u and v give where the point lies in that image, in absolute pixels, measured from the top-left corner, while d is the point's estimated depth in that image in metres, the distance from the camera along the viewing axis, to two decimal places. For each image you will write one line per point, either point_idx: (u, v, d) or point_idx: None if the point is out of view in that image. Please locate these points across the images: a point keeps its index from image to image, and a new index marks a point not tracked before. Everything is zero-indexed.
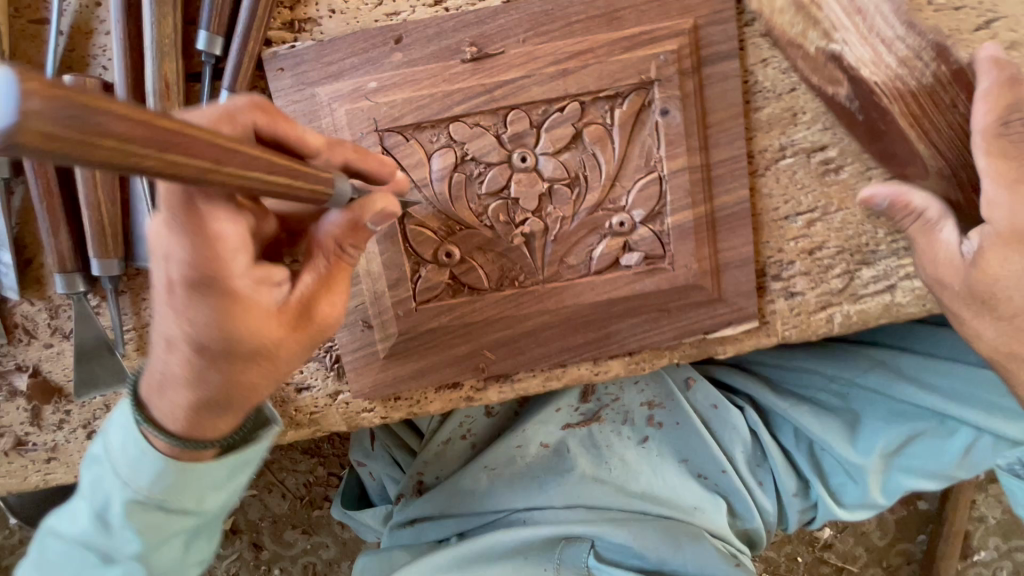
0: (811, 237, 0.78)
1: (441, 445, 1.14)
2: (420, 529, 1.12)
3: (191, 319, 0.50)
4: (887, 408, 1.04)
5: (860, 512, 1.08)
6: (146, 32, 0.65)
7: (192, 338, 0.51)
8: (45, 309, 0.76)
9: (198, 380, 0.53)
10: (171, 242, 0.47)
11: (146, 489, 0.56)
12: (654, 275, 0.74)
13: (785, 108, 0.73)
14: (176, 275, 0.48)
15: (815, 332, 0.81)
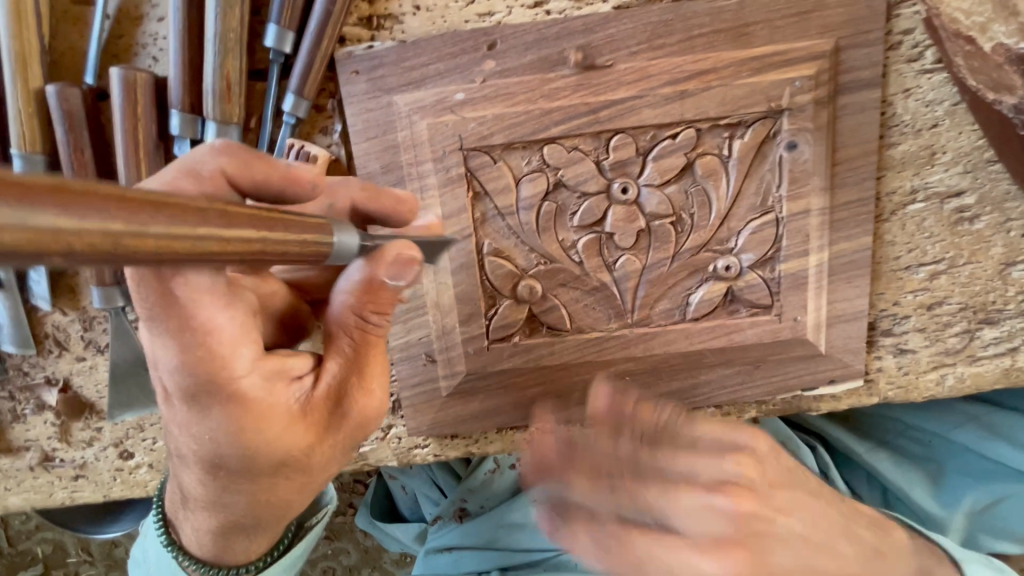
0: (932, 291, 0.69)
1: (488, 473, 1.07)
2: (457, 557, 1.07)
3: (198, 430, 0.48)
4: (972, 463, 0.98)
5: None
6: (208, 23, 0.56)
7: (202, 446, 0.49)
8: (80, 320, 0.69)
9: (213, 480, 0.53)
10: (174, 356, 0.44)
11: None
12: (758, 325, 0.65)
13: (922, 146, 0.64)
14: (182, 392, 0.46)
15: (921, 394, 0.73)
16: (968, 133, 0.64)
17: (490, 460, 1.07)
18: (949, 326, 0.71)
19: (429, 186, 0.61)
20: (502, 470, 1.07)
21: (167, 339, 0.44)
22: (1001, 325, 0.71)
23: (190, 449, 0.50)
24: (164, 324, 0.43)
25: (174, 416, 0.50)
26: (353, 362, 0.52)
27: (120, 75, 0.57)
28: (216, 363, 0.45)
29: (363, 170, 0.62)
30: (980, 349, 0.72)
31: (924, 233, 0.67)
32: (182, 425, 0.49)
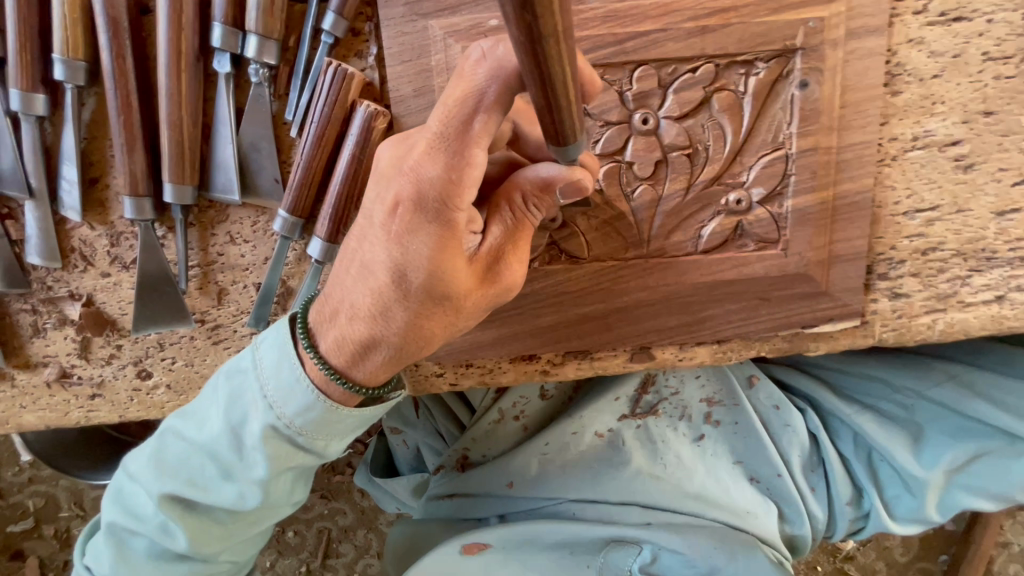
0: (926, 236, 0.74)
1: (492, 423, 1.08)
2: (459, 503, 1.12)
3: (403, 241, 0.51)
4: (953, 423, 1.01)
5: (911, 526, 1.06)
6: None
7: (393, 257, 0.52)
8: (107, 235, 0.70)
9: (376, 306, 0.55)
10: (439, 165, 0.48)
11: (289, 417, 0.58)
12: (765, 259, 0.69)
13: (923, 95, 0.69)
14: (423, 191, 0.50)
15: (913, 337, 0.77)
16: (965, 84, 0.69)
17: (495, 410, 1.08)
18: (941, 272, 0.75)
19: None
20: (505, 421, 1.08)
21: (440, 138, 0.48)
22: (989, 273, 0.75)
23: (383, 258, 0.53)
24: (444, 124, 0.47)
25: (376, 218, 0.53)
26: (522, 234, 0.57)
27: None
28: (465, 182, 0.49)
29: (395, 92, 0.64)
30: (969, 295, 0.76)
31: (922, 180, 0.72)
32: (382, 229, 0.52)
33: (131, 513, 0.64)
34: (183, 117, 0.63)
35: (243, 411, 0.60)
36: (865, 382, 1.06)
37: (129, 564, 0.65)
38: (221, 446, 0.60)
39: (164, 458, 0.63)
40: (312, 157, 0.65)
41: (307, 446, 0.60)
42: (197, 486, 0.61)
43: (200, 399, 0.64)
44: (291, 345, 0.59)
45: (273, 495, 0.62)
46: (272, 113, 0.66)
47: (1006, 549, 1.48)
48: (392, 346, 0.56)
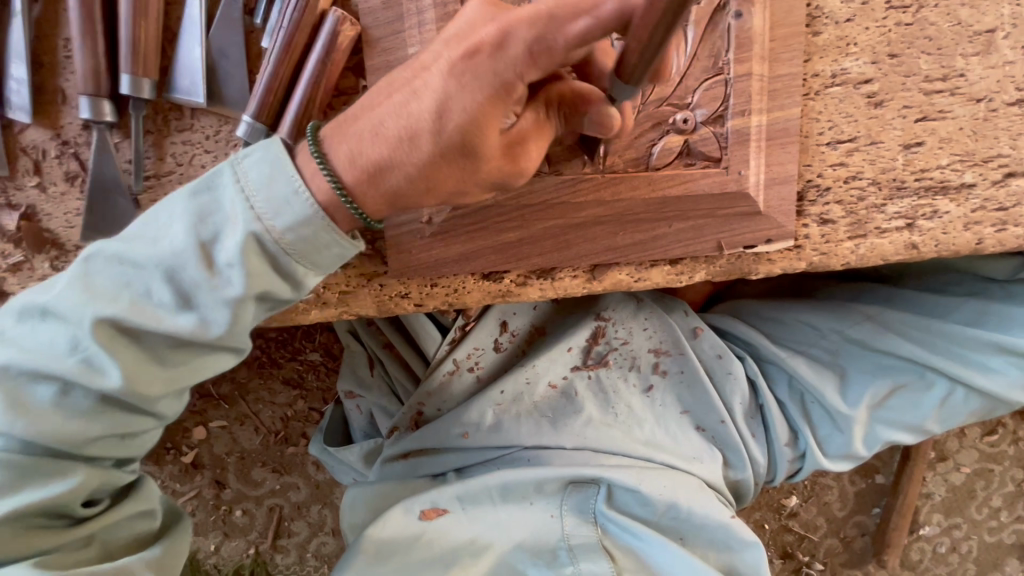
0: (847, 166, 0.83)
1: (446, 376, 1.05)
2: (413, 463, 1.06)
3: (460, 81, 0.58)
4: (873, 361, 1.10)
5: (843, 463, 1.13)
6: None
7: (444, 95, 0.58)
8: (56, 142, 0.68)
9: (405, 133, 0.60)
10: (533, 33, 0.55)
11: (278, 230, 0.61)
12: (709, 176, 0.76)
13: (840, 36, 0.78)
14: (503, 45, 0.56)
15: (840, 261, 0.86)
16: (873, 29, 0.79)
17: (449, 361, 1.05)
18: (861, 200, 0.84)
19: (427, 21, 0.67)
20: (460, 372, 1.05)
21: (546, 19, 0.55)
22: (900, 202, 0.85)
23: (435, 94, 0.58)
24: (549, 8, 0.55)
25: (447, 54, 0.59)
26: (544, 131, 0.65)
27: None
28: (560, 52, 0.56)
29: (366, 4, 0.67)
30: (885, 221, 0.85)
31: (841, 114, 0.81)
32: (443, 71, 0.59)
33: (41, 351, 0.61)
34: (147, 11, 0.63)
35: (218, 226, 0.60)
36: (795, 329, 1.15)
37: (33, 410, 0.62)
38: (182, 263, 0.60)
39: (97, 282, 0.61)
40: (278, 63, 0.65)
41: (287, 270, 0.63)
42: (142, 311, 0.61)
43: (148, 221, 0.63)
44: (287, 156, 0.62)
45: (235, 325, 0.63)
46: (243, 22, 0.67)
47: (929, 499, 1.61)
48: (400, 179, 0.62)
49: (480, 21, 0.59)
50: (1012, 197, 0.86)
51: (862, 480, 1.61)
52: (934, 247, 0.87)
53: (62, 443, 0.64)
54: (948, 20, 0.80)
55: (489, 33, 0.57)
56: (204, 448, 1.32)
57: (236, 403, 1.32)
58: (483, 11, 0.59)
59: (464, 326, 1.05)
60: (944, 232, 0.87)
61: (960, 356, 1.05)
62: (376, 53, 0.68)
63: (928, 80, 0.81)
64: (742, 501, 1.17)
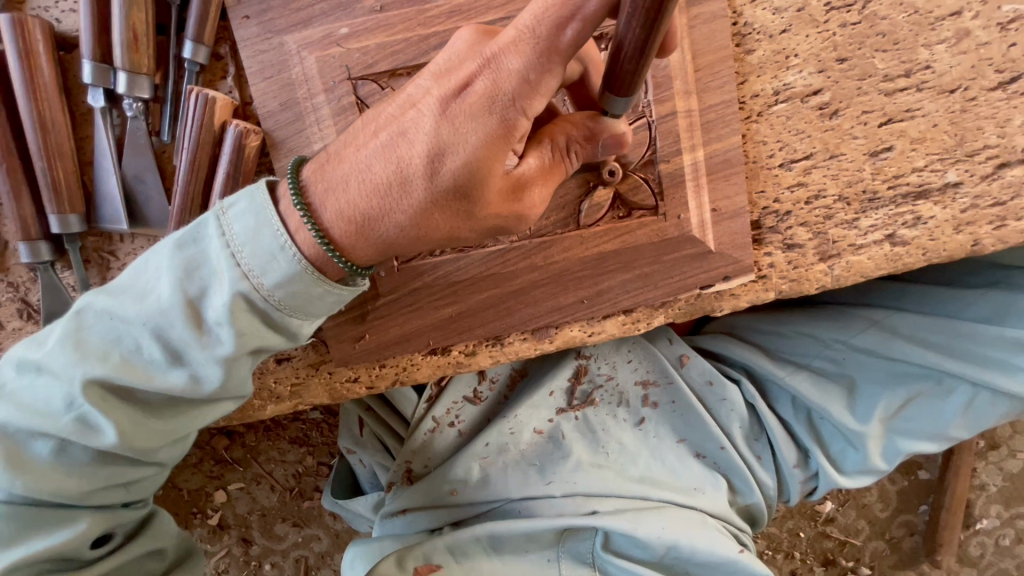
0: (806, 185, 0.76)
1: (428, 433, 1.04)
2: (411, 518, 1.04)
3: (453, 121, 0.54)
4: (886, 370, 1.00)
5: (862, 478, 1.04)
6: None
7: (439, 138, 0.55)
8: (4, 283, 0.71)
9: (395, 180, 0.57)
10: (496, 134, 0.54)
11: (268, 289, 0.57)
12: (647, 225, 0.72)
13: (776, 50, 0.72)
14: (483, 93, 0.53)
15: (813, 285, 0.79)
16: (813, 36, 0.72)
17: (429, 419, 1.04)
18: (828, 218, 0.77)
19: (324, 118, 0.66)
20: (441, 429, 1.04)
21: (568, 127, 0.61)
22: (875, 213, 0.77)
23: (427, 138, 0.55)
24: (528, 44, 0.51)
25: (435, 91, 0.56)
26: (552, 174, 0.62)
27: (9, 20, 0.62)
28: (540, 87, 0.53)
29: (263, 108, 0.66)
30: (859, 238, 0.78)
31: (790, 131, 0.74)
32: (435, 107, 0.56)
33: (36, 408, 0.59)
34: (56, 149, 0.65)
35: (205, 281, 0.58)
36: (796, 340, 1.06)
37: (33, 467, 0.60)
38: (169, 321, 0.58)
39: (84, 339, 0.58)
40: (189, 180, 0.66)
41: (279, 324, 0.60)
42: (133, 369, 0.58)
43: (134, 273, 0.60)
44: (272, 208, 0.58)
45: (229, 380, 0.61)
46: (149, 143, 0.67)
47: (983, 491, 1.49)
48: (394, 230, 0.59)
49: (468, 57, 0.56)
50: (1008, 189, 0.77)
51: (903, 477, 1.51)
52: (923, 256, 0.79)
53: (63, 496, 0.62)
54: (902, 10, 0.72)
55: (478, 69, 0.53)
56: (226, 510, 1.38)
57: (249, 465, 1.37)
58: (471, 45, 0.56)
59: (440, 382, 1.04)
60: (932, 239, 0.78)
61: (977, 356, 0.95)
62: (282, 154, 0.67)
63: (888, 79, 0.73)
64: (756, 525, 1.11)
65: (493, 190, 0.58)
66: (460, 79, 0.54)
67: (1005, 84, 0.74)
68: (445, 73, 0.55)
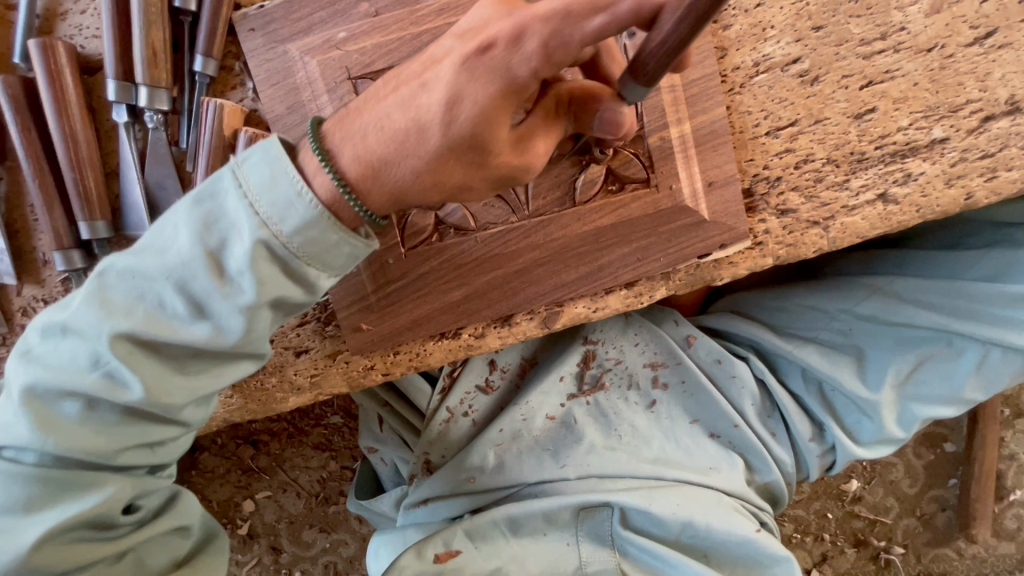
0: (794, 151, 0.78)
1: (443, 424, 1.07)
2: (432, 508, 1.06)
3: (473, 71, 0.54)
4: (893, 337, 0.99)
5: (880, 449, 1.03)
6: (133, 0, 0.66)
7: (454, 87, 0.55)
8: (41, 294, 0.76)
9: (408, 129, 0.57)
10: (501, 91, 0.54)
11: (285, 237, 0.57)
12: (641, 198, 0.75)
13: (753, 23, 0.76)
14: (517, 40, 0.52)
15: (810, 249, 0.81)
16: (787, 8, 0.76)
17: (443, 410, 1.06)
18: (819, 181, 0.79)
19: (328, 117, 0.71)
20: (456, 419, 1.07)
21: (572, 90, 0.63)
22: (864, 174, 0.79)
23: (443, 88, 0.55)
24: (555, 10, 0.52)
25: (458, 49, 0.56)
26: (551, 121, 0.63)
27: (40, 45, 0.68)
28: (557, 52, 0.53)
29: (271, 113, 0.71)
30: (851, 199, 0.79)
31: (773, 100, 0.77)
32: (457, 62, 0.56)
33: (62, 368, 0.58)
34: (83, 160, 0.70)
35: (225, 232, 0.58)
36: (801, 313, 1.06)
37: (63, 427, 0.59)
38: (191, 272, 0.57)
39: (107, 298, 0.58)
40: (207, 183, 0.70)
41: (299, 275, 0.60)
42: (159, 325, 0.58)
43: (153, 230, 0.60)
44: (288, 161, 0.58)
45: (251, 331, 0.60)
46: (169, 150, 0.72)
47: (1014, 460, 1.46)
48: (404, 174, 0.58)
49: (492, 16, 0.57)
50: (996, 141, 0.78)
51: (929, 451, 1.49)
52: (917, 212, 0.80)
53: (92, 456, 0.60)
54: None
55: (504, 27, 0.53)
56: (255, 519, 1.40)
57: (275, 473, 1.40)
58: (500, 10, 0.57)
59: (452, 373, 1.06)
60: (924, 195, 0.80)
61: (985, 315, 0.93)
62: None
63: (864, 43, 0.76)
64: (779, 506, 1.11)
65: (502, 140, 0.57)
66: (483, 37, 0.54)
67: (980, 40, 0.76)
68: (469, 33, 0.57)
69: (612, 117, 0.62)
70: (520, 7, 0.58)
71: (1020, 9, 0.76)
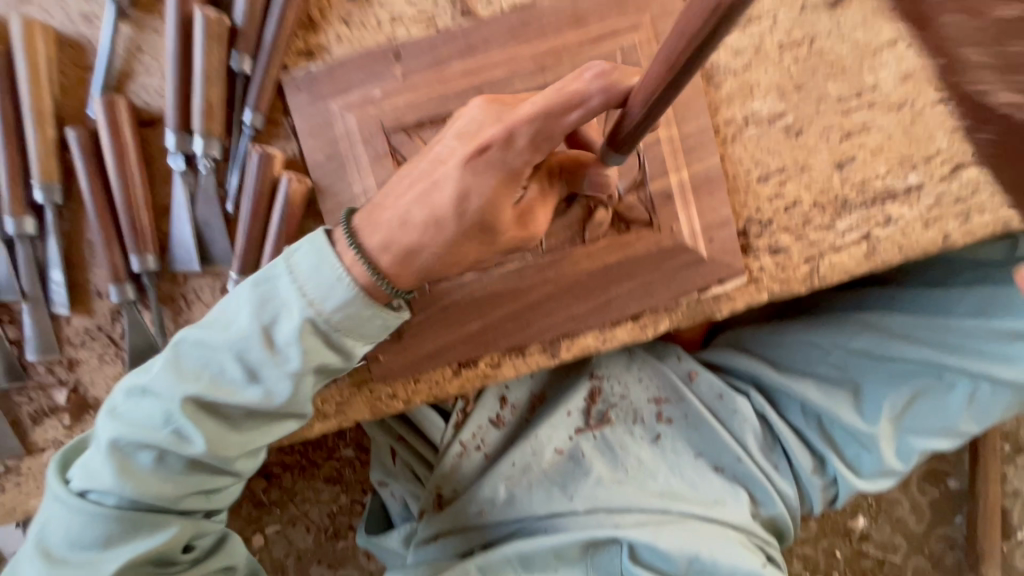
0: (783, 196, 0.86)
1: (455, 457, 1.11)
2: (444, 544, 1.07)
3: (475, 170, 0.62)
4: (887, 370, 1.04)
5: (881, 482, 1.06)
6: (195, 61, 0.74)
7: (462, 184, 0.63)
8: (93, 324, 0.83)
9: (431, 219, 0.65)
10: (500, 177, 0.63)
11: (329, 313, 0.67)
12: (645, 237, 0.82)
13: (741, 83, 0.84)
14: (509, 141, 0.60)
15: (803, 285, 0.87)
16: (772, 70, 0.84)
17: (456, 443, 1.11)
18: (807, 223, 0.86)
19: (363, 165, 0.79)
20: (469, 453, 1.11)
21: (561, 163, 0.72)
22: (849, 216, 0.86)
23: (453, 182, 0.63)
24: (537, 112, 0.59)
25: (460, 149, 0.64)
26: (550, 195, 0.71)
27: (105, 103, 0.76)
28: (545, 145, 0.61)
29: (311, 161, 0.79)
30: (838, 239, 0.87)
31: (762, 150, 0.85)
32: (459, 163, 0.64)
33: (141, 425, 0.67)
34: (137, 202, 0.78)
35: (279, 310, 0.67)
36: (796, 349, 1.11)
37: (138, 475, 0.67)
38: (251, 346, 0.67)
39: (180, 365, 0.67)
40: (250, 223, 0.78)
41: (339, 344, 0.69)
42: (222, 389, 0.67)
43: (218, 308, 0.69)
44: (329, 247, 0.67)
45: (297, 394, 0.69)
46: (217, 193, 0.79)
47: (1018, 497, 1.47)
48: (428, 259, 0.68)
49: (486, 118, 0.64)
50: (967, 187, 0.86)
51: (934, 488, 1.50)
52: (899, 252, 0.87)
53: (160, 500, 0.68)
54: (846, 43, 0.84)
55: (495, 133, 0.61)
56: (263, 554, 1.41)
57: (285, 507, 1.41)
58: (489, 111, 0.65)
59: (464, 408, 1.12)
60: (905, 235, 0.87)
61: (974, 350, 0.98)
62: (328, 198, 0.80)
63: (841, 100, 0.85)
64: (785, 541, 1.12)
65: (508, 221, 0.66)
66: (479, 142, 0.62)
67: None
68: (470, 134, 0.64)
69: (598, 178, 0.72)
70: (509, 103, 0.66)
71: None
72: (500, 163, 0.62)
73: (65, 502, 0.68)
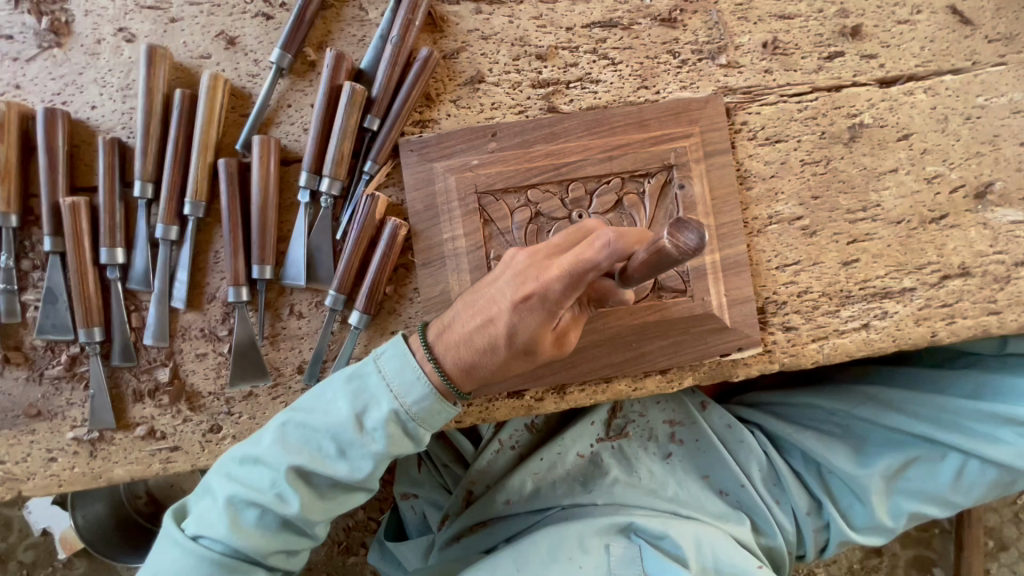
0: (797, 283, 1.02)
1: (492, 454, 1.22)
2: (465, 542, 1.17)
3: (522, 314, 0.75)
4: (884, 436, 1.15)
5: (873, 536, 1.14)
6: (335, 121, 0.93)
7: (511, 324, 0.77)
8: (203, 320, 0.97)
9: (487, 346, 0.79)
10: (539, 316, 0.76)
11: (408, 405, 0.81)
12: (680, 303, 0.97)
13: (768, 188, 1.02)
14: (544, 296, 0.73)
15: (809, 360, 1.01)
16: (795, 180, 1.02)
17: (495, 441, 1.22)
18: (816, 308, 1.02)
19: (455, 217, 0.96)
20: (504, 450, 1.21)
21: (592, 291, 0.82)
22: (852, 307, 1.02)
23: (503, 321, 0.77)
24: (564, 273, 0.71)
25: (509, 293, 0.77)
26: (579, 319, 0.84)
27: (258, 141, 0.93)
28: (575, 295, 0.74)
29: (411, 209, 0.96)
30: (842, 324, 1.01)
31: (783, 244, 1.02)
32: (508, 303, 0.77)
33: (252, 487, 0.80)
34: (265, 220, 0.93)
35: (369, 400, 0.81)
36: (804, 408, 1.24)
37: (244, 530, 0.80)
38: (345, 429, 0.80)
39: (286, 439, 0.81)
40: (354, 251, 0.93)
41: (413, 433, 0.83)
42: (318, 462, 0.81)
43: (319, 396, 0.84)
44: (411, 354, 0.83)
45: (375, 471, 0.83)
46: (331, 225, 0.96)
47: None
48: (485, 372, 0.82)
49: (527, 268, 0.76)
50: (952, 295, 1.02)
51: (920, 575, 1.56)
52: (893, 342, 1.02)
53: (258, 553, 0.81)
54: (856, 166, 1.02)
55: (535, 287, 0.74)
56: None
57: None
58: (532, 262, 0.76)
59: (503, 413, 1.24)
60: (898, 328, 1.02)
61: (962, 427, 1.08)
62: (420, 240, 0.96)
63: (850, 212, 1.02)
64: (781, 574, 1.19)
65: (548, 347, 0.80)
66: (523, 291, 0.75)
67: (937, 220, 1.03)
68: (518, 280, 0.76)
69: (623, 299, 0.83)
70: (548, 253, 0.76)
71: (965, 202, 1.03)
72: (541, 311, 0.75)
73: (180, 545, 0.81)
